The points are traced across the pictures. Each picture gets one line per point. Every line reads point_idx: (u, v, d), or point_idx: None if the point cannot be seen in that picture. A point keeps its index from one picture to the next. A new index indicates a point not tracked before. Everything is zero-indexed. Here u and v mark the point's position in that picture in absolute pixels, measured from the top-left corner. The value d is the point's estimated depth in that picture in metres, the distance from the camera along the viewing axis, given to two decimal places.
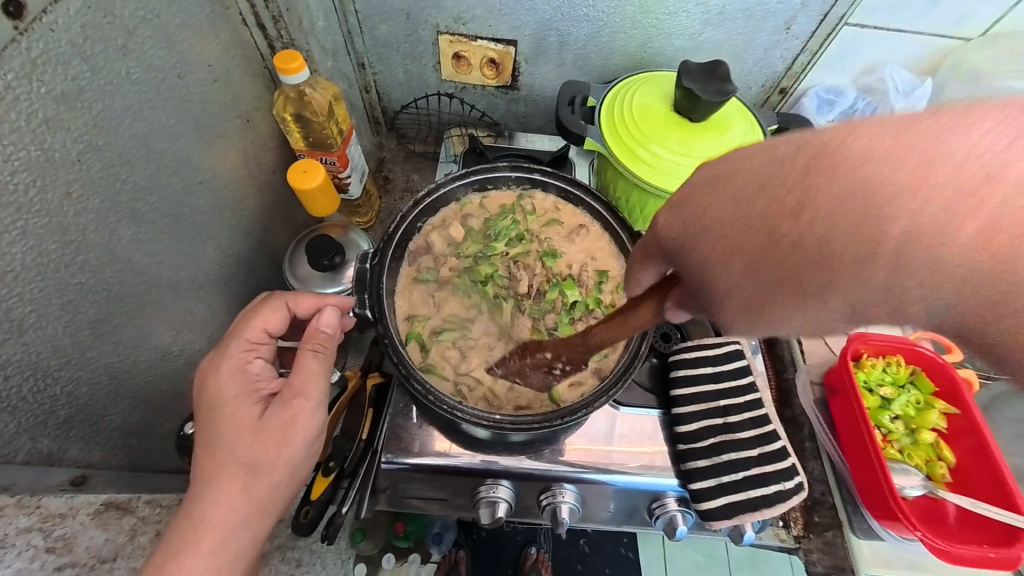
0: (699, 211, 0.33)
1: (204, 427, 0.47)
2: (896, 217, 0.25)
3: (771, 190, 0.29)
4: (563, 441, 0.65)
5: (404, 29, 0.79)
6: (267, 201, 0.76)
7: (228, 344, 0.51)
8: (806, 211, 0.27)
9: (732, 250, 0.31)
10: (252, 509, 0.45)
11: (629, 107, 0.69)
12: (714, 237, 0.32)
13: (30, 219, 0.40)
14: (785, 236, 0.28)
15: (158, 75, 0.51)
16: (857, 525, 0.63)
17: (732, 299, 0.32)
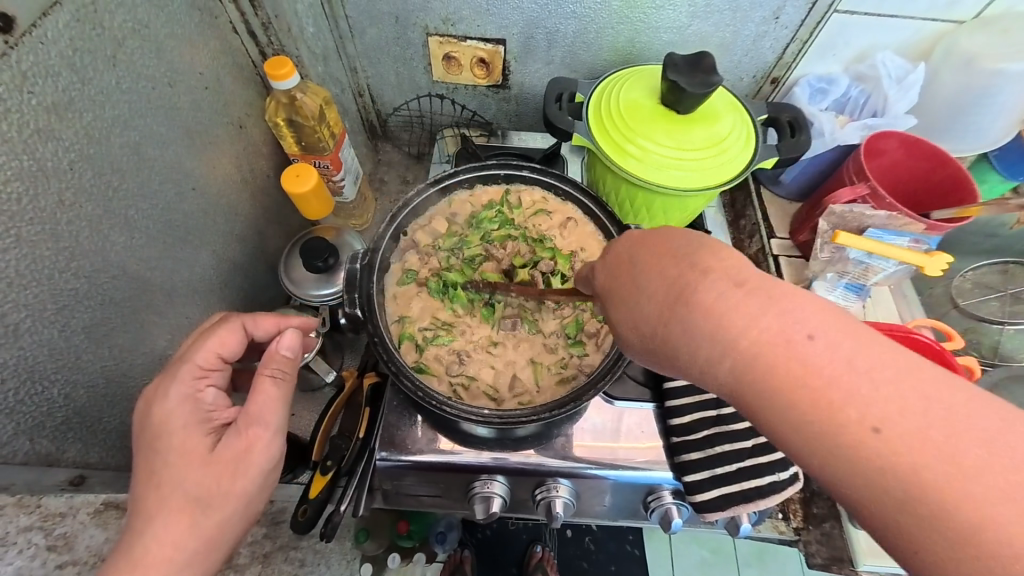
0: (634, 281, 0.40)
1: (149, 459, 0.45)
2: (767, 354, 0.32)
3: (687, 293, 0.35)
4: (571, 437, 0.64)
5: (394, 32, 0.80)
6: (262, 206, 0.77)
7: (177, 369, 0.48)
8: (705, 326, 0.34)
9: (643, 325, 0.39)
10: (201, 547, 0.44)
11: (616, 102, 0.69)
12: (636, 309, 0.39)
13: (24, 227, 0.41)
14: (678, 329, 0.36)
15: (148, 84, 0.52)
16: None
17: (637, 330, 0.39)
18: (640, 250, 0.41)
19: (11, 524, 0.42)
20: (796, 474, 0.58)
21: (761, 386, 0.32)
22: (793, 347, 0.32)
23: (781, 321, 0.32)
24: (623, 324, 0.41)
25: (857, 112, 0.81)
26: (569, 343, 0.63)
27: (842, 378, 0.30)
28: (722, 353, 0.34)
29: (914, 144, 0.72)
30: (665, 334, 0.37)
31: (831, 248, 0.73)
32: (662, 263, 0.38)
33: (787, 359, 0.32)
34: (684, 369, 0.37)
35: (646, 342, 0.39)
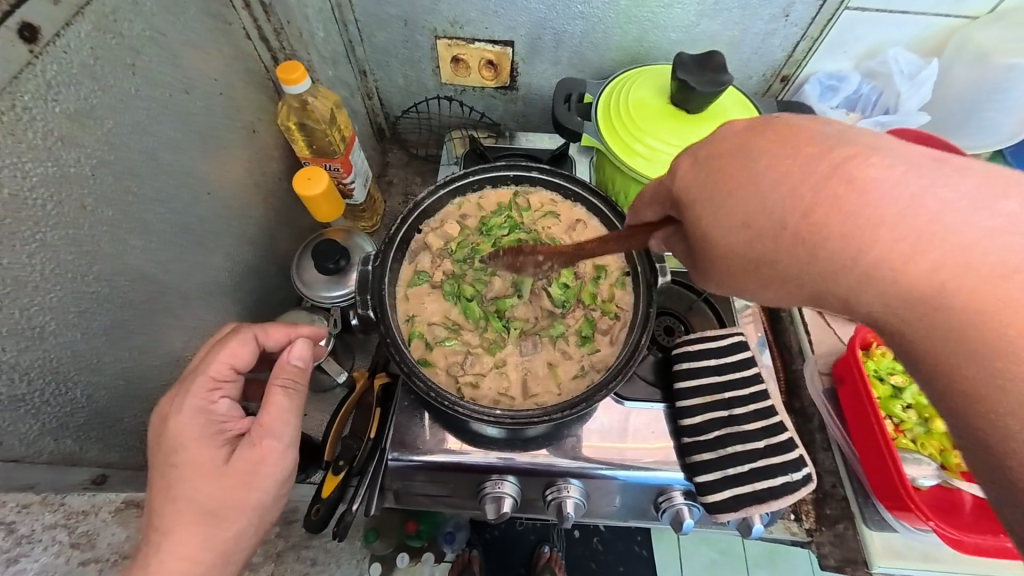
0: (741, 176, 0.38)
1: (163, 471, 0.45)
2: (932, 244, 0.31)
3: (819, 181, 0.34)
4: (580, 437, 0.65)
5: (402, 35, 0.81)
6: (273, 208, 0.78)
7: (190, 381, 0.49)
8: (841, 209, 0.33)
9: (752, 224, 0.37)
10: (215, 559, 0.45)
11: (624, 101, 0.69)
12: (742, 211, 0.38)
13: (48, 232, 0.42)
14: (830, 211, 0.34)
15: (165, 91, 0.53)
16: (870, 518, 0.61)
17: (753, 222, 0.37)
18: (752, 146, 0.38)
19: (37, 521, 0.43)
20: (809, 475, 0.58)
21: (894, 266, 0.32)
22: (946, 223, 0.31)
23: (935, 196, 0.32)
24: (722, 224, 0.39)
25: (869, 109, 0.81)
26: (580, 342, 0.63)
27: (992, 249, 0.30)
28: (862, 238, 0.33)
29: (927, 141, 0.71)
30: (790, 228, 0.36)
31: None
32: (783, 155, 0.37)
33: (935, 234, 0.31)
34: (802, 262, 0.36)
35: (747, 241, 0.38)
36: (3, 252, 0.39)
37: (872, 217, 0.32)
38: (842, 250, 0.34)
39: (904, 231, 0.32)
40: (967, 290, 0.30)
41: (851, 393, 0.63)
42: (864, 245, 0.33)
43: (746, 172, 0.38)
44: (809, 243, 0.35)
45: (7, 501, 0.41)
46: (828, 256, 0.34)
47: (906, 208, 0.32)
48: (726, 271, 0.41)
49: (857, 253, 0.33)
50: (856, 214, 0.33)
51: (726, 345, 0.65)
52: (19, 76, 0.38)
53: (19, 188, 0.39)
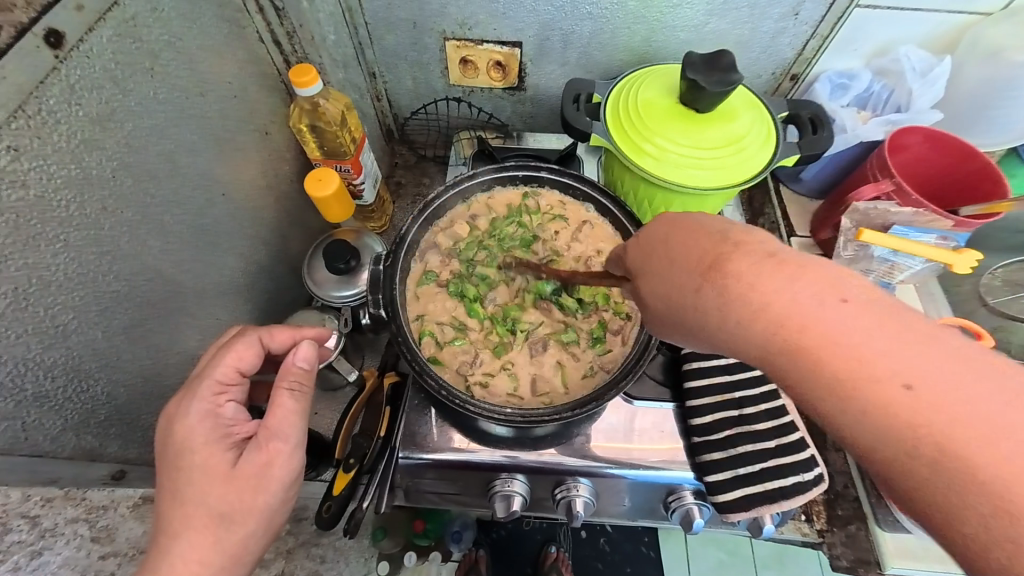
0: (665, 260, 0.41)
1: (172, 476, 0.46)
2: (840, 349, 0.31)
3: (729, 277, 0.35)
4: (585, 437, 0.65)
5: (412, 37, 0.82)
6: (285, 210, 0.79)
7: (196, 386, 0.49)
8: (747, 310, 0.34)
9: (672, 304, 0.40)
10: (225, 562, 0.45)
11: (633, 102, 0.69)
12: (665, 291, 0.40)
13: (72, 232, 0.43)
14: (718, 292, 0.36)
15: (181, 95, 0.55)
16: (884, 519, 0.61)
17: (671, 296, 0.40)
18: (682, 235, 0.40)
19: (60, 515, 0.43)
20: (820, 475, 0.58)
21: (804, 365, 0.32)
22: (851, 333, 0.31)
23: (841, 307, 0.32)
24: (652, 299, 0.42)
25: (880, 108, 0.80)
26: (591, 342, 0.63)
27: (907, 365, 0.30)
28: (765, 340, 0.34)
29: (939, 139, 0.71)
30: (703, 317, 0.37)
31: (854, 246, 0.73)
32: (702, 249, 0.38)
33: (839, 341, 0.31)
34: (720, 344, 0.37)
35: (671, 319, 0.41)
36: (30, 252, 0.40)
37: (777, 319, 0.33)
38: (751, 345, 0.35)
39: (805, 336, 0.32)
40: (872, 400, 0.30)
41: None
42: (766, 343, 0.34)
43: (673, 258, 0.40)
44: (720, 332, 0.36)
45: (32, 495, 0.42)
46: (736, 342, 0.36)
47: (808, 315, 0.32)
48: (661, 332, 0.43)
49: (763, 349, 0.34)
50: (759, 316, 0.34)
51: None
52: (44, 81, 0.39)
53: (44, 190, 0.40)
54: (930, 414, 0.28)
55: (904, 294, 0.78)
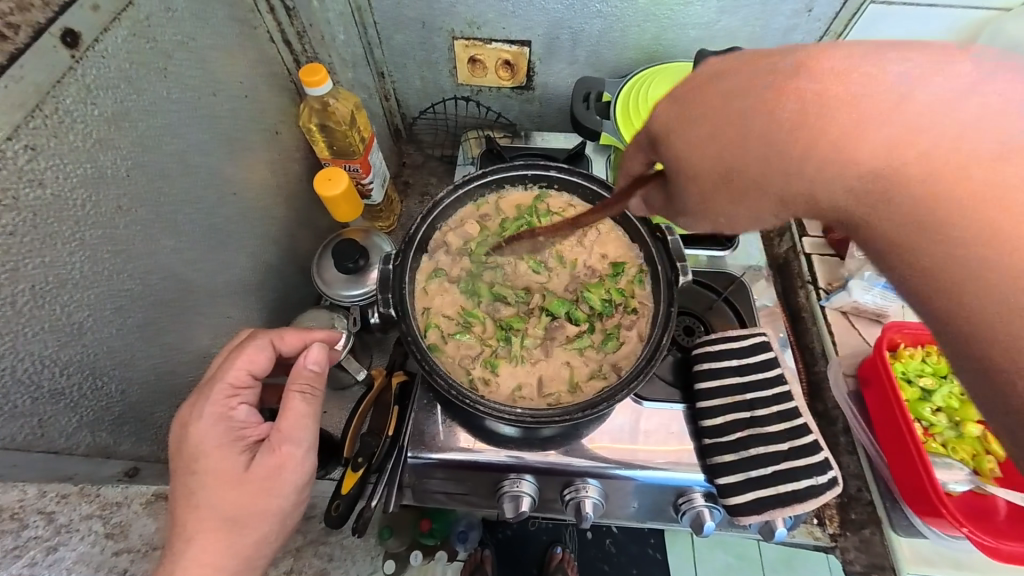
0: (705, 100, 0.35)
1: (185, 479, 0.46)
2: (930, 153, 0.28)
3: (803, 101, 0.31)
4: (588, 437, 0.64)
5: (420, 37, 0.82)
6: (295, 209, 0.79)
7: (208, 390, 0.49)
8: (830, 135, 0.30)
9: (721, 155, 0.35)
10: (237, 565, 0.46)
11: (643, 100, 0.69)
12: (712, 144, 0.35)
13: (87, 232, 0.43)
14: (796, 118, 0.31)
15: (194, 94, 0.55)
16: (898, 523, 0.60)
17: (712, 149, 0.35)
18: (731, 77, 0.35)
19: (75, 511, 0.44)
20: (836, 478, 0.57)
21: (898, 198, 0.29)
22: (952, 135, 0.28)
23: (942, 94, 0.28)
24: (693, 161, 0.36)
25: None
26: (602, 341, 0.63)
27: (999, 163, 0.27)
28: (844, 160, 0.30)
29: None
30: (765, 158, 0.33)
31: None
32: (769, 76, 0.33)
33: (937, 123, 0.28)
34: (774, 185, 0.34)
35: (717, 176, 0.36)
36: (46, 251, 0.40)
37: (863, 135, 0.29)
38: (828, 176, 0.31)
39: (899, 147, 0.29)
40: (979, 208, 0.27)
41: (876, 395, 0.62)
42: (845, 173, 0.30)
43: (723, 107, 0.34)
44: (782, 172, 0.33)
45: (49, 491, 0.42)
46: (799, 178, 0.32)
47: (908, 116, 0.28)
48: (693, 204, 0.39)
49: (841, 174, 0.31)
50: (847, 136, 0.30)
51: (747, 346, 0.64)
52: (60, 80, 0.39)
53: (61, 189, 0.41)
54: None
55: None
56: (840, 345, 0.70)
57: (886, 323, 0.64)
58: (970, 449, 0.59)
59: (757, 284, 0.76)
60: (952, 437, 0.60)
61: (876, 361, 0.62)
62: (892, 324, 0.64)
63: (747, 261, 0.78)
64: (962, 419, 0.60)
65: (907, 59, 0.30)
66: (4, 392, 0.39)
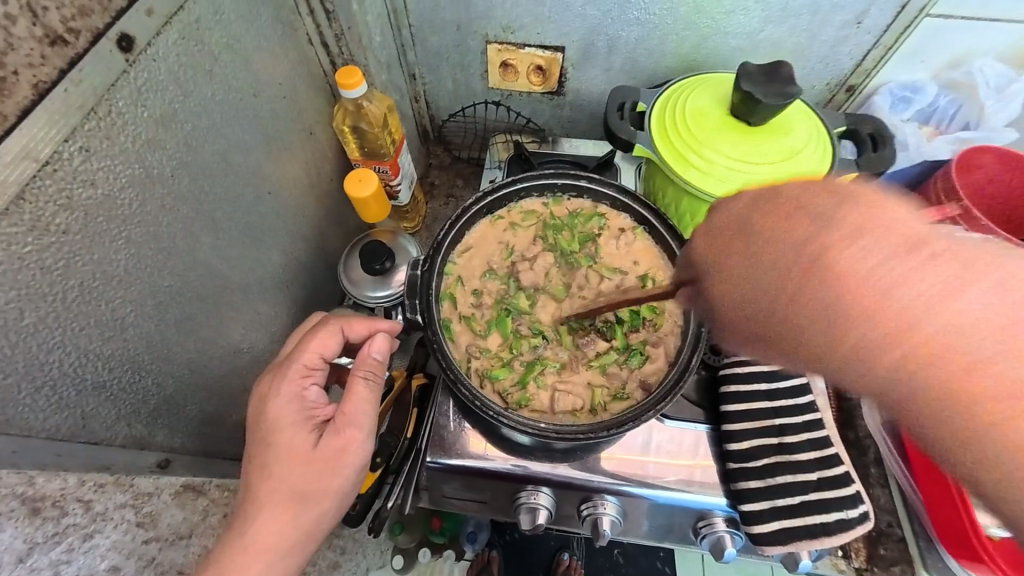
0: (778, 229, 0.37)
1: (262, 449, 0.48)
2: (909, 314, 0.31)
3: (759, 255, 0.37)
4: (603, 450, 0.63)
5: (454, 39, 0.81)
6: (326, 208, 0.80)
7: (285, 368, 0.51)
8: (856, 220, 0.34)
9: (808, 268, 0.34)
10: (299, 538, 0.47)
11: (681, 112, 0.64)
12: (806, 258, 0.35)
13: (132, 230, 0.45)
14: (818, 288, 0.34)
15: (237, 95, 0.56)
16: (933, 565, 0.58)
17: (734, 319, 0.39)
18: (790, 191, 0.38)
19: (110, 500, 0.45)
20: (867, 512, 0.54)
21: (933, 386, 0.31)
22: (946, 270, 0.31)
23: (863, 254, 0.33)
24: (776, 277, 0.36)
25: (946, 123, 0.73)
26: (626, 355, 0.60)
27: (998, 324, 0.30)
28: (890, 332, 0.32)
29: (1012, 160, 0.62)
30: (797, 305, 0.35)
31: None
32: (815, 192, 0.37)
33: (857, 286, 0.33)
34: (845, 345, 0.33)
35: (807, 281, 0.34)
36: (96, 248, 0.41)
37: (740, 276, 0.38)
38: (876, 352, 0.32)
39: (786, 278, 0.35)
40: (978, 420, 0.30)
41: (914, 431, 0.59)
42: (821, 254, 0.34)
43: (779, 209, 0.38)
44: (789, 311, 0.35)
45: (87, 480, 0.42)
46: (869, 377, 0.33)
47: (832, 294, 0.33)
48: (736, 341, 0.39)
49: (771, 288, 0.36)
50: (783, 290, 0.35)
51: (777, 369, 0.62)
52: (116, 83, 0.40)
53: (110, 188, 0.42)
54: (973, 379, 0.30)
55: None
56: None
57: None
58: None
59: None
60: None
61: None
62: None
63: None
64: None
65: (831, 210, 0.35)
66: (51, 384, 0.40)
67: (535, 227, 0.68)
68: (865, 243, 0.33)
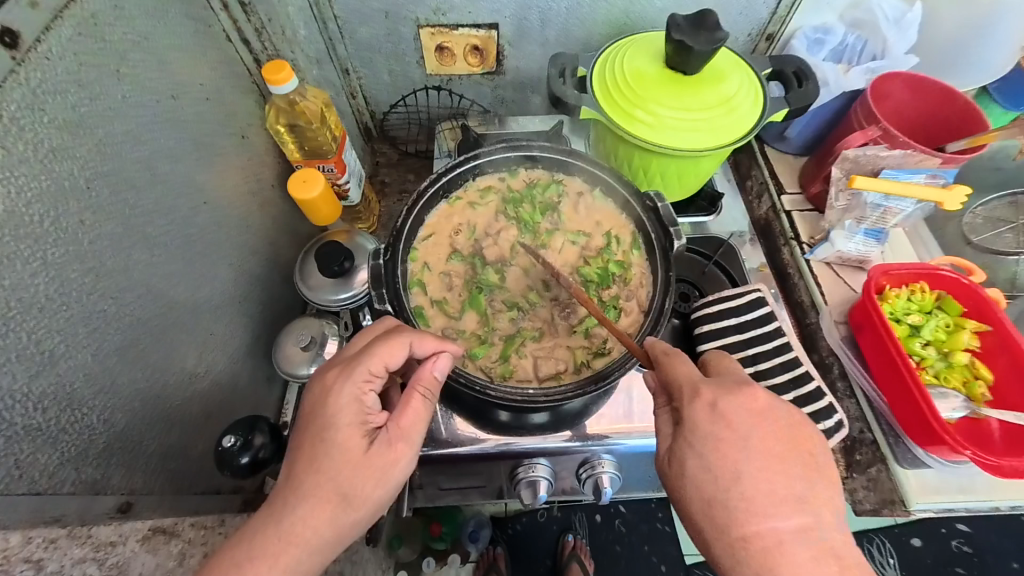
0: (736, 452, 0.45)
1: (315, 443, 0.47)
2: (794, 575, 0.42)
3: (728, 467, 0.45)
4: (596, 413, 0.63)
5: (385, 28, 0.79)
6: (273, 216, 0.75)
7: (353, 367, 0.48)
8: (767, 470, 0.45)
9: (740, 523, 0.44)
10: (330, 541, 0.45)
11: (620, 72, 0.65)
12: (743, 509, 0.44)
13: (49, 250, 0.40)
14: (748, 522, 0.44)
15: (154, 97, 0.51)
16: (902, 457, 0.61)
17: (689, 483, 0.47)
18: (734, 409, 0.46)
19: (66, 556, 0.39)
20: (841, 421, 0.58)
21: None
22: (817, 540, 0.43)
23: (780, 517, 0.44)
24: (709, 505, 0.46)
25: (856, 60, 0.77)
26: (602, 312, 0.60)
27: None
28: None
29: (918, 83, 0.69)
30: (728, 523, 0.45)
31: (847, 195, 0.68)
32: (758, 426, 0.46)
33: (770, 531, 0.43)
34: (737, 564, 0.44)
35: (733, 535, 0.44)
36: (6, 272, 0.37)
37: (707, 468, 0.46)
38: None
39: (730, 500, 0.45)
40: None
41: (869, 338, 0.63)
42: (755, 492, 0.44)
43: (727, 427, 0.46)
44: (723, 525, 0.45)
45: (35, 537, 0.37)
46: None
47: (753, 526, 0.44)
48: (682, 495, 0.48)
49: (717, 496, 0.45)
50: (724, 504, 0.45)
51: (743, 303, 0.65)
52: (2, 85, 0.36)
53: (14, 204, 0.37)
54: None
55: (898, 240, 0.75)
56: (828, 295, 0.71)
57: (873, 267, 0.65)
58: (959, 376, 0.61)
59: (744, 248, 0.77)
60: (943, 368, 0.61)
61: (867, 306, 0.63)
62: (879, 266, 0.64)
63: (733, 224, 0.79)
64: (950, 350, 0.61)
65: (784, 465, 0.45)
66: None
67: (494, 201, 0.67)
68: (786, 511, 0.44)
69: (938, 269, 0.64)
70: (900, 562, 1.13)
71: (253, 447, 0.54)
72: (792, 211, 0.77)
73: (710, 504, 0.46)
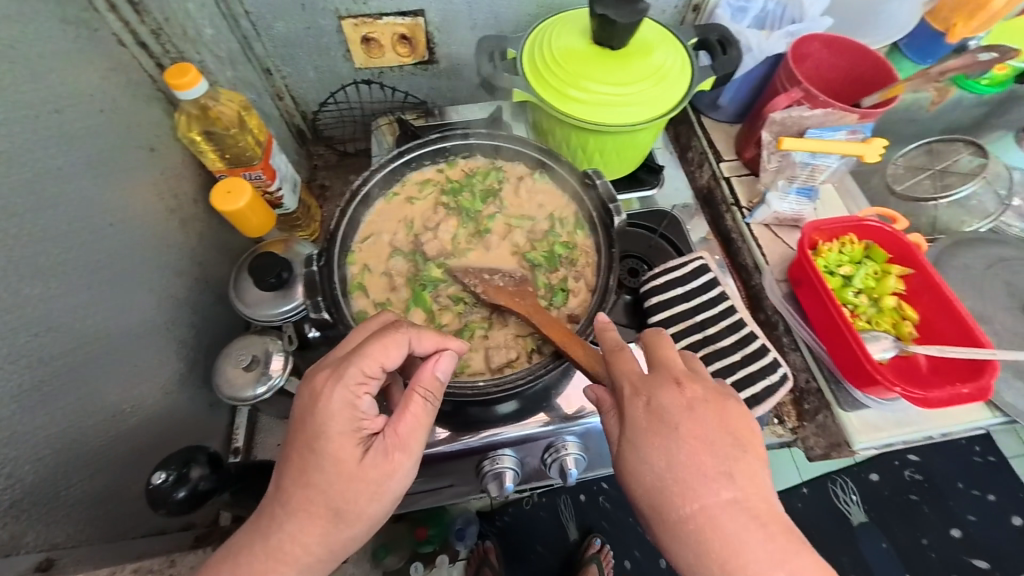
0: (680, 452, 0.43)
1: (304, 453, 0.44)
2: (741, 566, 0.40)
3: (664, 458, 0.43)
4: (557, 397, 0.63)
5: (303, 21, 0.74)
6: (199, 232, 0.70)
7: (344, 369, 0.45)
8: (705, 457, 0.42)
9: (721, 542, 0.40)
10: (322, 557, 0.44)
11: (549, 50, 0.64)
12: (713, 524, 0.41)
13: None
14: (692, 514, 0.42)
15: (30, 113, 0.46)
16: (844, 401, 0.64)
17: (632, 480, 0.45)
18: (666, 397, 0.45)
19: None
20: (786, 374, 0.60)
21: None
22: (766, 522, 0.40)
23: (724, 506, 0.41)
24: (654, 502, 0.43)
25: (777, 24, 0.79)
26: (550, 295, 0.60)
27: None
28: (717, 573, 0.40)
29: (835, 43, 0.71)
30: (671, 517, 0.42)
31: (778, 156, 0.70)
32: (693, 412, 0.44)
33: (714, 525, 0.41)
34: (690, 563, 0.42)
35: (719, 557, 0.40)
36: None
37: (646, 463, 0.44)
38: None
39: (671, 494, 0.42)
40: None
41: (808, 293, 0.66)
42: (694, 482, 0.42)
43: (661, 421, 0.44)
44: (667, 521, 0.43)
45: None
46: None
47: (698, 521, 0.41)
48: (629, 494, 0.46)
49: (659, 492, 0.43)
50: (666, 500, 0.43)
51: (687, 271, 0.66)
52: None
53: None
54: None
55: (828, 195, 0.79)
56: (769, 255, 0.73)
57: (805, 225, 0.67)
58: (889, 319, 0.65)
59: (690, 219, 0.77)
60: (874, 312, 0.65)
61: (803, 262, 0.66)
62: (811, 223, 0.67)
63: (677, 196, 0.80)
64: (878, 295, 0.65)
65: (721, 448, 0.43)
66: None
67: (433, 194, 0.65)
68: (728, 500, 0.41)
69: (865, 220, 0.67)
70: (862, 497, 1.21)
71: (191, 480, 0.50)
72: (730, 177, 0.79)
73: (653, 500, 0.43)
